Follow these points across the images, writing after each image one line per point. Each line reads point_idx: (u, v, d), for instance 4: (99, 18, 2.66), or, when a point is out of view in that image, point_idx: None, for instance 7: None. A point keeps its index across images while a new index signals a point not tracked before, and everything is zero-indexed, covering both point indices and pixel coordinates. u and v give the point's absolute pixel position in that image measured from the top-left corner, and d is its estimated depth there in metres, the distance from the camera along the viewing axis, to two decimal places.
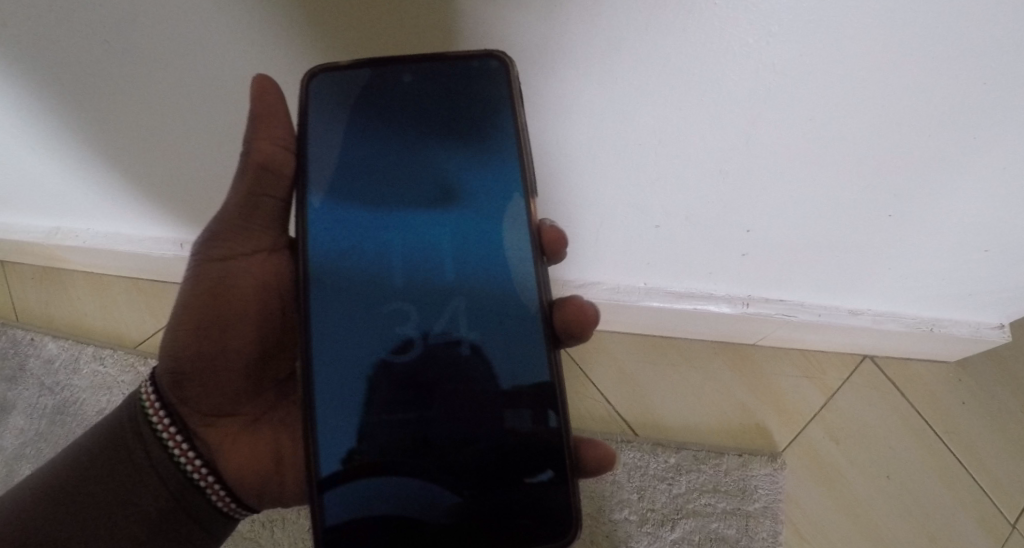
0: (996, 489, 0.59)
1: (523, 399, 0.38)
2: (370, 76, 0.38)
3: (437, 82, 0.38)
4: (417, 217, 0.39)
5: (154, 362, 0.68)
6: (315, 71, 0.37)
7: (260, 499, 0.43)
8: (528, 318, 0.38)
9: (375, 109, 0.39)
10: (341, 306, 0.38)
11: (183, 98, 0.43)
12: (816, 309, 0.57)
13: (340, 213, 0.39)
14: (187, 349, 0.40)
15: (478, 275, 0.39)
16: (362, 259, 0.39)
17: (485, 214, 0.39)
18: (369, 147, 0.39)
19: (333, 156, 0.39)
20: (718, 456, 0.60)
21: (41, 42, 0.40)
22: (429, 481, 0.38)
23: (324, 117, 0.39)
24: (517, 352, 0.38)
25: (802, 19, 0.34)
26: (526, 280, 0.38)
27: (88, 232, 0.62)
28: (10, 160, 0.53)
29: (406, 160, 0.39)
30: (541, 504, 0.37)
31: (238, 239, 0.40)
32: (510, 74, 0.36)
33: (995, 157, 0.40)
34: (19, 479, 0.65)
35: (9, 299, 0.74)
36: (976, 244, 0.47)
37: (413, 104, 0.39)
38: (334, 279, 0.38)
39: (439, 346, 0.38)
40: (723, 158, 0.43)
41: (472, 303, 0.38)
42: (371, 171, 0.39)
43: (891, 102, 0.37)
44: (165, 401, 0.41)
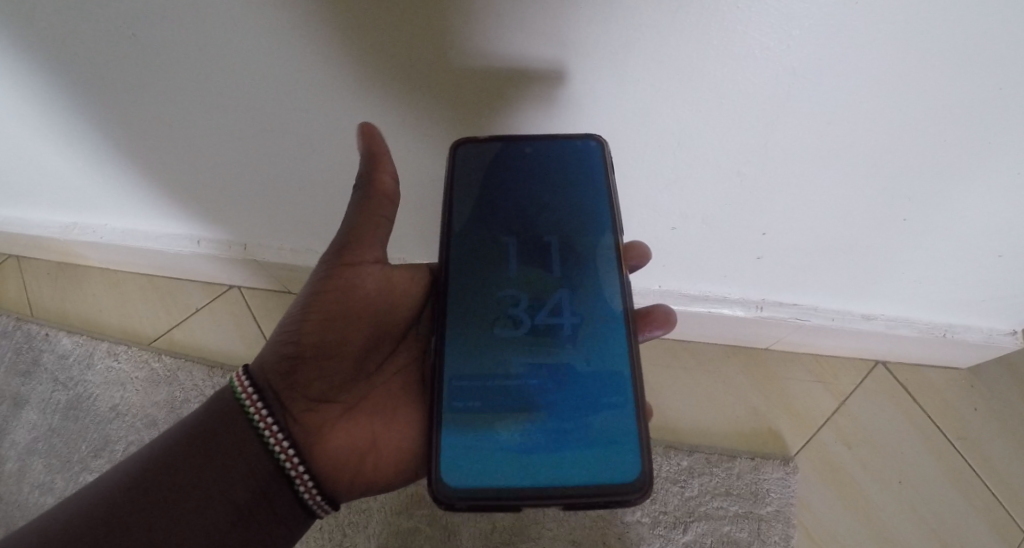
0: (1007, 494, 0.60)
1: (614, 391, 0.39)
2: (500, 149, 0.43)
3: (552, 156, 0.43)
4: (531, 244, 0.42)
5: (167, 358, 0.67)
6: (459, 143, 0.42)
7: (349, 488, 0.42)
8: (617, 331, 0.41)
9: (499, 172, 0.43)
10: (472, 314, 0.41)
11: (210, 95, 0.42)
12: (830, 313, 0.57)
13: (478, 243, 0.43)
14: (309, 338, 0.41)
15: (585, 287, 0.42)
16: (489, 275, 0.42)
17: (588, 231, 0.42)
18: (501, 196, 0.43)
19: (467, 203, 0.43)
20: (729, 459, 0.61)
21: (71, 37, 0.40)
22: (532, 446, 0.38)
23: (465, 176, 0.43)
24: (612, 345, 0.40)
25: (820, 20, 0.34)
26: (617, 303, 0.41)
27: (105, 228, 0.62)
28: (30, 154, 0.53)
29: (527, 206, 0.43)
30: (620, 479, 0.38)
31: (360, 244, 0.42)
32: (605, 153, 0.41)
33: (1010, 159, 0.40)
34: (32, 473, 0.65)
35: (25, 294, 0.74)
36: (991, 249, 0.46)
37: (530, 165, 0.43)
38: (470, 292, 0.42)
39: (548, 337, 0.41)
40: (739, 160, 0.42)
41: (576, 300, 0.41)
42: (492, 214, 0.43)
43: (909, 105, 0.37)
44: (267, 389, 0.40)
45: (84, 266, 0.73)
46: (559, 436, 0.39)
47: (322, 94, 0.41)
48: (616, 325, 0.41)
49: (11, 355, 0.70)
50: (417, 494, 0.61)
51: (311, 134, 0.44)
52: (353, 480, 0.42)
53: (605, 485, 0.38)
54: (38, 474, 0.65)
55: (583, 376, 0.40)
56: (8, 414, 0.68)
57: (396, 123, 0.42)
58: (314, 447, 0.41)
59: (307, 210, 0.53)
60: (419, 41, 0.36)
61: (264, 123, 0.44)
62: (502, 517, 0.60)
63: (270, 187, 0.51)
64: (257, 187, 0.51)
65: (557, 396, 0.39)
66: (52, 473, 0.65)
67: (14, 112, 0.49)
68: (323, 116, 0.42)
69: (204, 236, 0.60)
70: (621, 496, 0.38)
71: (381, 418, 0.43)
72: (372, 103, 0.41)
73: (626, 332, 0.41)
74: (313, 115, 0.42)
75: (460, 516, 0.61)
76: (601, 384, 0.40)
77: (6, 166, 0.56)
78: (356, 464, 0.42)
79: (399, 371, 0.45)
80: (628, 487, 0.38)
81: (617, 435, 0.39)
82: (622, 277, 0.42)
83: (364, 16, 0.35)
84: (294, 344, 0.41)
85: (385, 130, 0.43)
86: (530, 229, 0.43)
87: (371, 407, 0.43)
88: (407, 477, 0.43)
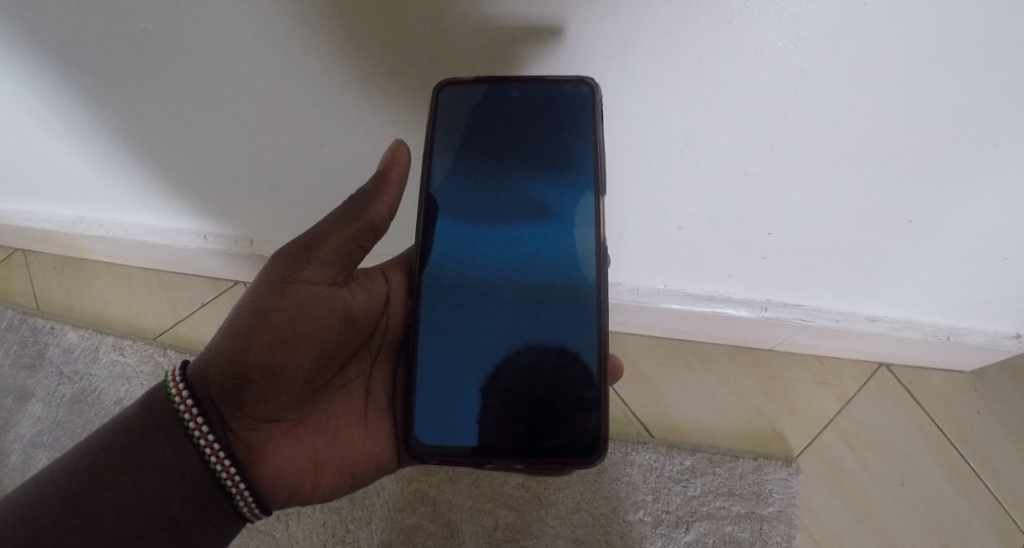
0: (1007, 496, 0.60)
1: (583, 362, 0.39)
2: (484, 91, 0.39)
3: (537, 102, 0.39)
4: (508, 203, 0.40)
5: (172, 353, 0.67)
6: (442, 84, 0.38)
7: (288, 499, 0.43)
8: (589, 303, 0.40)
9: (480, 118, 0.40)
10: (451, 264, 0.40)
11: (217, 89, 0.42)
12: (834, 315, 0.57)
13: (461, 189, 0.41)
14: (257, 359, 0.39)
15: (559, 248, 0.40)
16: (469, 227, 0.41)
17: (567, 191, 0.40)
18: (484, 139, 0.40)
19: (448, 150, 0.40)
20: (733, 459, 0.61)
21: (79, 30, 0.40)
22: (500, 408, 0.39)
23: (449, 119, 0.40)
24: (581, 314, 0.40)
25: (832, 22, 0.33)
26: (589, 280, 0.40)
27: (111, 222, 0.62)
28: (39, 148, 0.53)
29: (506, 159, 0.40)
30: (575, 447, 0.39)
31: (324, 267, 0.41)
32: (597, 99, 0.37)
33: (1017, 163, 0.39)
34: (38, 466, 0.65)
35: (31, 288, 0.74)
36: (996, 252, 0.46)
37: (512, 112, 0.40)
38: (451, 242, 0.40)
39: (523, 297, 0.40)
40: (748, 160, 0.42)
41: (554, 260, 0.40)
42: (474, 163, 0.40)
43: (917, 106, 0.37)
44: (207, 403, 0.39)
45: (89, 260, 0.73)
46: (526, 399, 0.39)
47: (333, 91, 0.40)
48: (586, 300, 0.40)
49: (16, 348, 0.70)
50: (419, 491, 0.62)
51: (320, 130, 0.44)
52: (292, 493, 0.43)
53: (563, 450, 0.39)
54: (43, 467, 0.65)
55: (552, 349, 0.40)
56: (14, 406, 0.68)
57: (405, 123, 0.42)
58: (256, 465, 0.41)
59: (310, 206, 0.53)
60: (432, 39, 0.36)
61: (272, 119, 0.44)
62: (505, 514, 0.60)
63: (277, 182, 0.51)
64: (265, 182, 0.51)
65: (527, 364, 0.40)
66: None
67: (22, 105, 0.49)
68: (332, 113, 0.42)
69: (210, 231, 0.60)
70: (574, 463, 0.39)
71: (323, 439, 0.43)
72: (382, 101, 0.40)
73: (596, 307, 0.39)
74: (322, 112, 0.42)
75: (463, 512, 0.61)
76: (568, 354, 0.40)
77: (14, 159, 0.56)
78: (296, 481, 0.42)
79: (345, 388, 0.44)
80: (582, 454, 0.39)
81: (575, 404, 0.39)
82: (596, 239, 0.40)
83: (377, 17, 0.35)
84: (241, 363, 0.39)
85: (395, 128, 0.42)
86: (511, 177, 0.40)
87: (315, 426, 0.43)
88: (341, 490, 0.44)
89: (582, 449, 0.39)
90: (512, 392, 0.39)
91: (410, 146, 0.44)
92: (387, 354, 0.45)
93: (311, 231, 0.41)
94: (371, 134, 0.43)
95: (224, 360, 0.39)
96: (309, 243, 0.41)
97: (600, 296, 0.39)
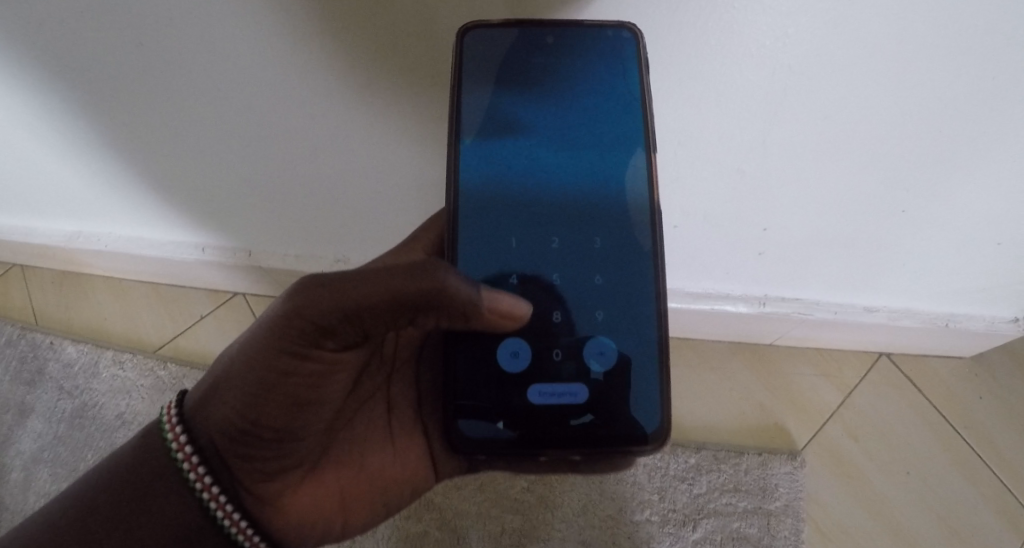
0: (1015, 480, 0.60)
1: (638, 328, 0.37)
2: (517, 37, 0.36)
3: (574, 47, 0.37)
4: (549, 158, 0.38)
5: (172, 366, 0.67)
6: (467, 27, 0.35)
7: (316, 538, 0.42)
8: (642, 258, 0.37)
9: (512, 66, 0.37)
10: (487, 229, 0.38)
11: (216, 102, 0.43)
12: (833, 307, 0.57)
13: (492, 145, 0.37)
14: (264, 418, 0.37)
15: (606, 207, 0.38)
16: (506, 184, 0.38)
17: (615, 149, 0.37)
18: (516, 89, 0.37)
19: (478, 104, 0.37)
20: (737, 456, 0.60)
21: (76, 45, 0.40)
22: (551, 397, 0.37)
23: (476, 66, 0.36)
24: (633, 275, 0.37)
25: (819, 19, 0.34)
26: (644, 240, 0.37)
27: (110, 236, 0.62)
28: (35, 162, 0.54)
29: (546, 110, 0.37)
30: (639, 428, 0.37)
31: (336, 335, 0.35)
32: (642, 46, 0.35)
33: (1007, 150, 0.40)
34: (39, 483, 0.65)
35: (29, 303, 0.74)
36: (992, 237, 0.47)
37: (551, 56, 0.37)
38: (486, 203, 0.38)
39: (570, 261, 0.38)
40: (743, 159, 0.43)
41: (601, 220, 0.38)
42: (508, 117, 0.37)
43: (905, 97, 0.37)
44: (212, 459, 0.38)
45: (86, 274, 0.73)
46: (584, 380, 0.37)
47: (325, 99, 0.41)
48: (639, 263, 0.37)
49: (16, 364, 0.71)
50: (423, 498, 0.61)
51: (319, 136, 0.44)
52: (318, 533, 0.42)
53: (626, 433, 0.37)
54: (45, 483, 0.65)
55: (605, 323, 0.37)
56: (14, 422, 0.68)
57: (397, 128, 0.42)
58: (273, 514, 0.39)
59: (313, 218, 0.53)
60: (420, 44, 0.36)
61: (271, 125, 0.44)
62: (510, 519, 0.60)
63: (283, 194, 0.51)
64: (265, 190, 0.51)
65: (580, 339, 0.37)
66: (59, 482, 0.65)
67: (17, 120, 0.49)
68: (327, 121, 0.42)
69: (208, 242, 0.60)
70: (637, 446, 0.37)
71: (348, 471, 0.42)
72: (374, 107, 0.41)
73: (651, 267, 0.37)
74: (319, 117, 0.42)
75: (468, 518, 0.60)
76: (622, 327, 0.37)
77: (13, 175, 0.56)
78: (320, 522, 0.41)
79: (364, 412, 0.42)
80: (646, 436, 0.37)
81: (632, 382, 0.37)
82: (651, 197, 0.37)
83: (366, 23, 0.35)
84: (247, 420, 0.37)
85: (393, 132, 0.43)
86: (549, 129, 0.38)
87: (335, 461, 0.41)
88: (375, 519, 0.43)
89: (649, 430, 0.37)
90: (566, 373, 0.37)
91: (407, 149, 0.44)
92: (403, 362, 0.43)
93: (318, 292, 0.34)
94: (364, 138, 0.43)
95: (228, 414, 0.37)
96: (329, 301, 0.33)
97: (656, 256, 0.37)
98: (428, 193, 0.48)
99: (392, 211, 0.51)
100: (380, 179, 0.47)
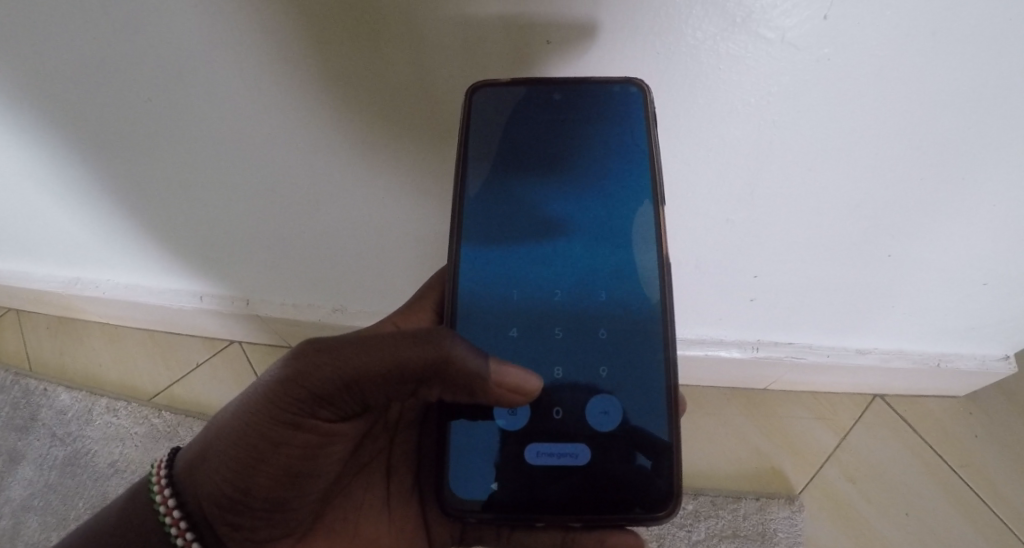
0: (1017, 520, 0.59)
1: (646, 382, 0.37)
2: (524, 95, 0.38)
3: (582, 105, 0.39)
4: (553, 212, 0.39)
5: (167, 414, 0.67)
6: (474, 87, 0.37)
7: None
8: (649, 314, 0.38)
9: (519, 124, 0.39)
10: (490, 280, 0.39)
11: (217, 155, 0.45)
12: (824, 350, 0.57)
13: (499, 201, 0.39)
14: (256, 488, 0.36)
15: (610, 261, 0.39)
16: (512, 239, 0.39)
17: (622, 201, 0.39)
18: (523, 148, 0.40)
19: (483, 160, 0.39)
20: (735, 501, 0.60)
21: (86, 99, 0.43)
22: (550, 459, 0.37)
23: (484, 123, 0.38)
24: (639, 330, 0.38)
25: (798, 79, 0.36)
26: (653, 293, 0.38)
27: (109, 283, 0.64)
28: (38, 208, 0.55)
29: (553, 171, 0.39)
30: (644, 497, 0.36)
31: (331, 404, 0.35)
32: (648, 101, 0.36)
33: (985, 194, 0.41)
34: (29, 533, 0.64)
35: (23, 350, 0.75)
36: (976, 276, 0.47)
37: (559, 114, 0.39)
38: (488, 255, 0.39)
39: (574, 313, 0.38)
40: (731, 209, 0.44)
41: (606, 276, 0.38)
42: (512, 173, 0.39)
43: (883, 147, 0.39)
44: (200, 523, 0.38)
45: (83, 320, 0.74)
46: (586, 440, 0.37)
47: (319, 152, 0.43)
48: (648, 319, 0.38)
49: (9, 409, 0.71)
50: None
51: (316, 190, 0.46)
52: None
53: (627, 501, 0.36)
54: (34, 532, 0.64)
55: (611, 380, 0.38)
56: (5, 469, 0.68)
57: (390, 180, 0.44)
58: None
59: (308, 267, 0.55)
60: (409, 102, 0.38)
61: (270, 179, 0.46)
62: None
63: (282, 246, 0.53)
64: (263, 244, 0.53)
65: (584, 398, 0.38)
66: (48, 531, 0.64)
67: (24, 168, 0.51)
68: (321, 172, 0.44)
69: (206, 290, 0.61)
70: (640, 516, 0.36)
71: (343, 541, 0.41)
72: (366, 158, 0.42)
73: (662, 328, 0.38)
74: (316, 172, 0.44)
75: None
76: (629, 383, 0.37)
77: (20, 222, 0.58)
78: None
79: (363, 477, 0.41)
80: (652, 506, 0.36)
81: (637, 449, 0.37)
82: (658, 251, 0.38)
83: (357, 81, 0.37)
84: (238, 490, 0.36)
85: (389, 185, 0.44)
86: (554, 187, 0.39)
87: (329, 530, 0.40)
88: None
89: (653, 500, 0.36)
90: (567, 432, 0.37)
91: (401, 201, 0.46)
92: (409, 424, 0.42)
93: (316, 360, 0.34)
94: (357, 189, 0.45)
95: (219, 482, 0.37)
96: (330, 371, 0.34)
97: (666, 316, 0.38)
98: (419, 240, 0.49)
99: (384, 261, 0.52)
100: (373, 233, 0.49)
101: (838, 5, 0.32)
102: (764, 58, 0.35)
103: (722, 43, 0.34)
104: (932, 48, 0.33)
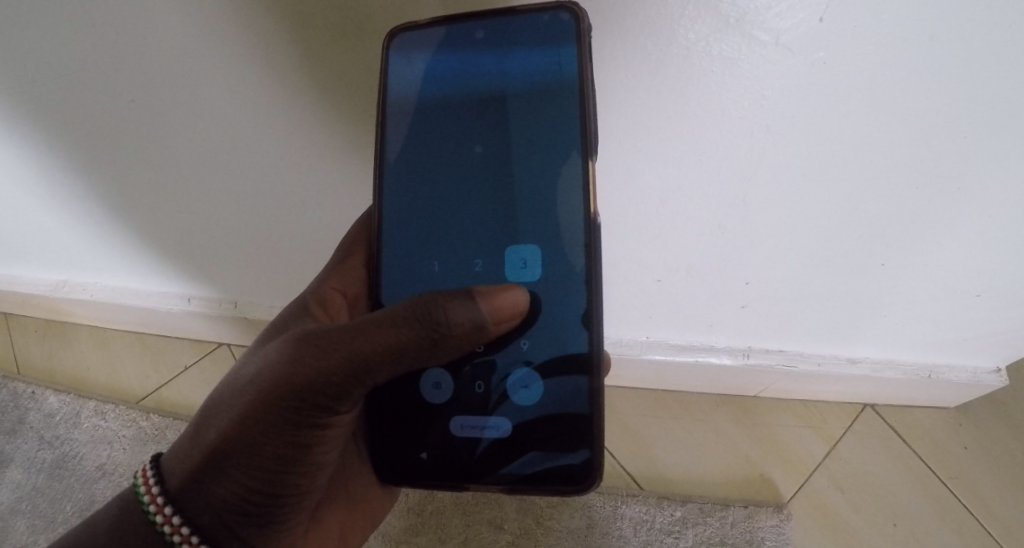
0: (1003, 531, 0.59)
1: (564, 337, 0.37)
2: (445, 34, 0.37)
3: (510, 38, 0.36)
4: (480, 170, 0.38)
5: (155, 417, 0.67)
6: (395, 31, 0.35)
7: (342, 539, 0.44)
8: (571, 269, 0.37)
9: (446, 62, 0.38)
10: (417, 227, 0.39)
11: (201, 156, 0.45)
12: (815, 359, 0.57)
13: (424, 144, 0.38)
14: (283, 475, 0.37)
15: (535, 209, 0.37)
16: (439, 185, 0.39)
17: (555, 150, 0.36)
18: (451, 85, 0.38)
19: (407, 105, 0.38)
20: (723, 508, 0.60)
21: (72, 101, 0.43)
22: (470, 429, 0.38)
23: (408, 64, 0.37)
24: (564, 285, 0.37)
25: (792, 84, 0.36)
26: (575, 265, 0.37)
27: (96, 285, 0.64)
28: (25, 213, 0.55)
29: (483, 109, 0.38)
30: (568, 468, 0.37)
31: (349, 387, 0.35)
32: (581, 21, 0.33)
33: (980, 207, 0.41)
34: (17, 535, 0.64)
35: (14, 354, 0.75)
36: (968, 289, 0.47)
37: (483, 67, 0.37)
38: (413, 203, 0.39)
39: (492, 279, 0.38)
40: (723, 215, 0.44)
41: (531, 224, 0.37)
42: (439, 116, 0.38)
43: (877, 157, 0.39)
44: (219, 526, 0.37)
45: (72, 324, 0.75)
46: (507, 413, 0.38)
47: (305, 156, 0.43)
48: (571, 290, 0.37)
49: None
50: (416, 527, 0.63)
51: (299, 193, 0.46)
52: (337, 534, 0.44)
53: (549, 471, 0.37)
54: (23, 535, 0.64)
55: (529, 354, 0.38)
56: None
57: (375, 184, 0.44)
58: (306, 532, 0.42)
59: (295, 272, 0.55)
60: None
61: (253, 181, 0.46)
62: None
63: (268, 247, 0.52)
64: (252, 246, 0.53)
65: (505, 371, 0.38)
66: (37, 534, 0.64)
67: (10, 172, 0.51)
68: (305, 176, 0.44)
69: (194, 294, 0.61)
70: (562, 488, 0.37)
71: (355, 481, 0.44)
72: (350, 162, 0.42)
73: (584, 284, 0.36)
74: (303, 176, 0.44)
75: None
76: (550, 345, 0.37)
77: (9, 227, 0.58)
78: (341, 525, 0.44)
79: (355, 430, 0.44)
80: (575, 477, 0.37)
81: (558, 421, 0.37)
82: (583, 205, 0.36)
83: (343, 86, 0.37)
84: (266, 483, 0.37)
85: None
86: (485, 124, 0.38)
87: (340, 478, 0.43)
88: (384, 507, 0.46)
89: (574, 472, 0.37)
90: (489, 404, 0.38)
91: None
92: None
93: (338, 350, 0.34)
94: (340, 193, 0.45)
95: (242, 482, 0.36)
96: (340, 360, 0.34)
97: (588, 271, 0.36)
98: None
99: None
100: None
101: (833, 7, 0.33)
102: (759, 60, 0.35)
103: (715, 44, 0.35)
104: (928, 56, 0.34)
